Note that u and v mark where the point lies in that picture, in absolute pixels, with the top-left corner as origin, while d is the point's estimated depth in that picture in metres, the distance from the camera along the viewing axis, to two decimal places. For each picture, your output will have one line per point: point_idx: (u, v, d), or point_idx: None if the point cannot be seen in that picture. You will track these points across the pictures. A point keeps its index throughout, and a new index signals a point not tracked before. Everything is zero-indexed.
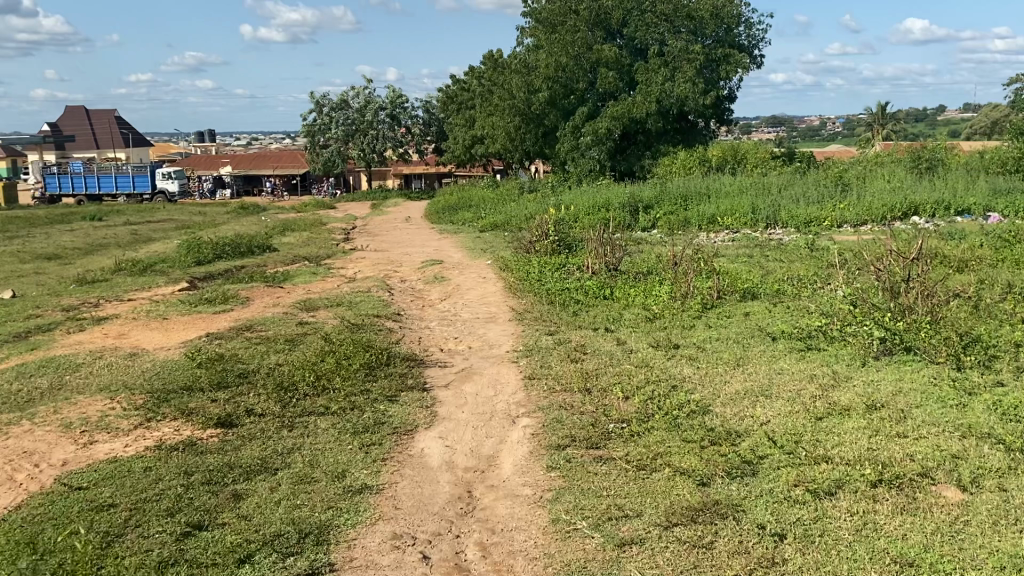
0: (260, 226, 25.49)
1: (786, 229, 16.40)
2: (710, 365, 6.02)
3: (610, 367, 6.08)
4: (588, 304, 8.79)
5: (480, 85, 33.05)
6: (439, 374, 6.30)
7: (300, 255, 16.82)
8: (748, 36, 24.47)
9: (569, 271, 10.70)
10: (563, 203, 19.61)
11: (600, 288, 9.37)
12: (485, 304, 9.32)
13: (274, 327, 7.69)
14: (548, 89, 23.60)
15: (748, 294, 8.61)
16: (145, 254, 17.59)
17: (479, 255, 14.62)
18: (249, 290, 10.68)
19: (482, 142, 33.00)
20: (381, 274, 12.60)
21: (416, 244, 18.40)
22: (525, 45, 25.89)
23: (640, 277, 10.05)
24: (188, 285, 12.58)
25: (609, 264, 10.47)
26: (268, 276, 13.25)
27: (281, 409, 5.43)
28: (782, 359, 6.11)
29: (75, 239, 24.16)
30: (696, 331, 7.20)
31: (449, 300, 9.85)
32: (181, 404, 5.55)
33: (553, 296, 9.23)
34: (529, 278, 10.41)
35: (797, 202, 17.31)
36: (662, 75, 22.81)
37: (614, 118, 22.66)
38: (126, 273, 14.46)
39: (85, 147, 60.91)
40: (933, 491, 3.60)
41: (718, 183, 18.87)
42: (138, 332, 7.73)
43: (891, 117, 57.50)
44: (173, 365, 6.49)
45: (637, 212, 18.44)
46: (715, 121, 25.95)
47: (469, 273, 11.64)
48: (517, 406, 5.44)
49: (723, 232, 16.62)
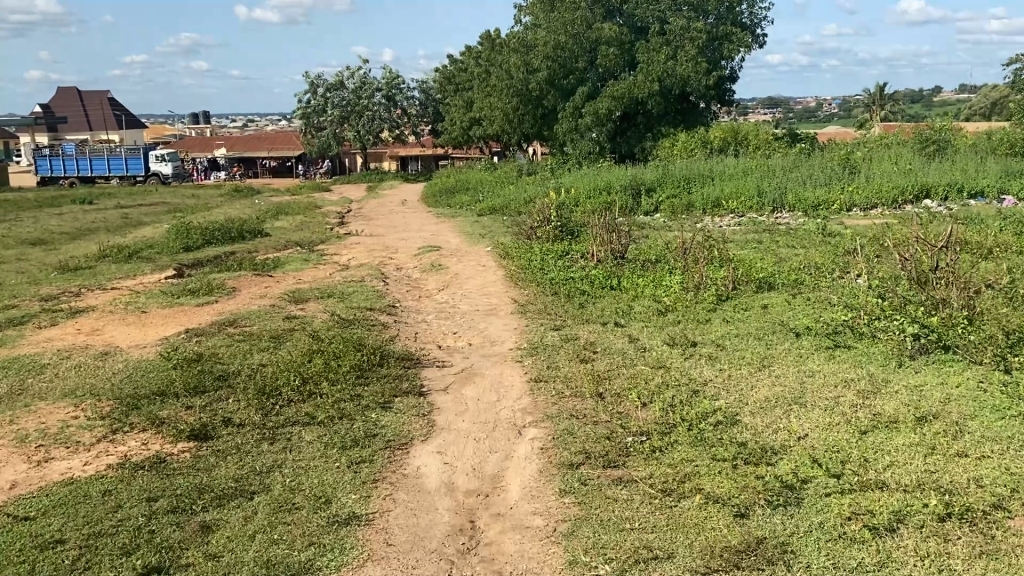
0: (253, 210, 24.90)
1: (794, 213, 15.88)
2: (733, 366, 5.51)
3: (622, 368, 5.55)
4: (594, 295, 8.27)
5: (477, 65, 32.40)
6: (437, 376, 5.77)
7: (292, 240, 16.27)
8: (751, 14, 23.91)
9: (573, 259, 10.18)
10: (562, 186, 19.07)
11: (606, 278, 8.85)
12: (485, 295, 8.79)
13: (260, 322, 7.16)
14: (546, 68, 23.00)
15: (764, 283, 8.10)
16: (132, 239, 17.02)
17: (477, 240, 14.08)
18: (237, 279, 10.13)
19: (479, 123, 32.35)
20: (376, 261, 12.07)
21: (412, 229, 17.84)
22: (524, 24, 25.23)
23: (648, 265, 9.53)
24: (174, 273, 12.03)
25: (615, 251, 9.96)
26: (258, 263, 12.71)
27: (262, 419, 4.91)
28: (811, 359, 5.60)
29: (62, 223, 23.54)
30: (713, 326, 6.69)
31: (446, 291, 9.31)
32: (151, 412, 5.02)
33: (557, 287, 8.72)
34: (530, 267, 9.88)
35: (804, 185, 16.80)
36: (664, 54, 22.13)
37: (614, 98, 22.06)
38: (110, 260, 13.90)
39: (77, 129, 60.06)
40: (1011, 529, 3.14)
41: (722, 166, 18.34)
42: (112, 327, 7.19)
43: (890, 97, 56.91)
44: (146, 366, 5.96)
45: (639, 195, 17.89)
46: (717, 102, 25.36)
47: (467, 261, 11.10)
48: (522, 414, 4.91)
49: (729, 217, 16.10)
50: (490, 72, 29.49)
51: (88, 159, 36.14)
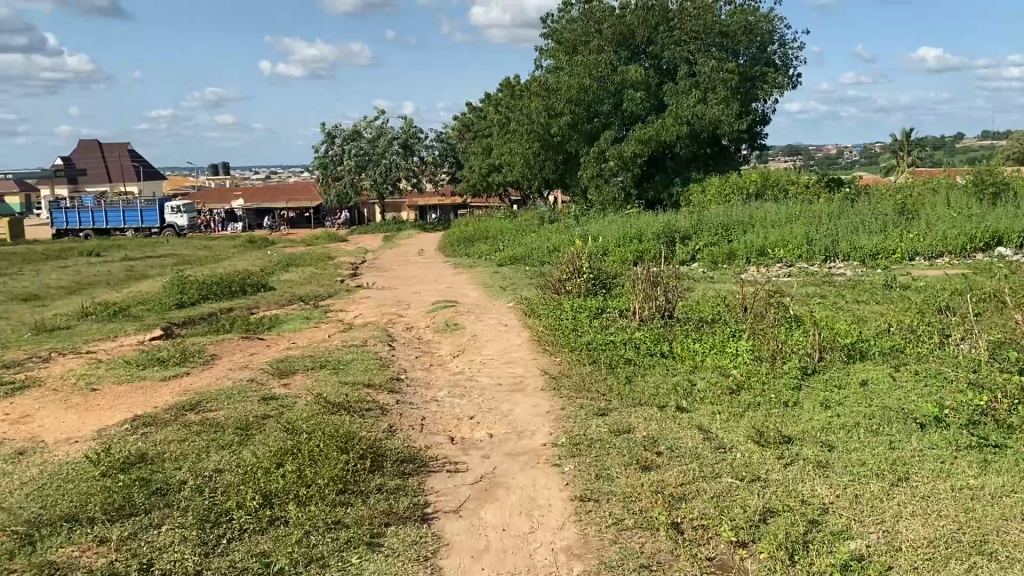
0: (263, 261, 23.69)
1: (850, 262, 14.33)
2: (855, 481, 4.02)
3: (702, 483, 4.09)
4: (643, 364, 6.81)
5: (497, 112, 31.35)
6: (448, 488, 4.34)
7: (297, 295, 14.97)
8: (783, 54, 22.72)
9: (610, 318, 8.70)
10: (590, 233, 17.69)
11: (657, 342, 7.40)
12: (509, 364, 7.30)
13: (229, 406, 5.73)
14: (570, 113, 21.50)
15: (854, 353, 6.64)
16: (128, 295, 15.78)
17: (499, 293, 12.72)
18: (220, 343, 8.72)
19: (500, 170, 31.23)
20: (384, 320, 10.68)
21: (429, 281, 16.49)
22: (545, 67, 24.13)
23: (702, 326, 8.06)
24: (161, 335, 10.71)
25: (661, 309, 8.50)
26: (254, 323, 11.35)
27: (197, 567, 3.44)
28: (963, 470, 4.09)
29: (63, 277, 22.36)
30: (809, 417, 5.22)
31: (462, 357, 7.83)
32: (44, 555, 3.58)
33: (595, 353, 7.24)
34: (561, 327, 8.40)
35: (855, 232, 15.32)
36: (693, 97, 20.69)
37: (641, 142, 20.62)
38: (94, 319, 12.58)
39: (98, 181, 59.97)
40: None
41: (763, 212, 16.89)
42: (46, 414, 5.75)
43: (915, 143, 56.07)
44: (64, 471, 4.52)
45: (674, 243, 16.46)
46: (748, 146, 24.08)
47: (487, 319, 9.64)
48: (570, 558, 3.47)
49: (776, 267, 14.60)
50: (509, 118, 28.42)
51: (103, 212, 35.31)
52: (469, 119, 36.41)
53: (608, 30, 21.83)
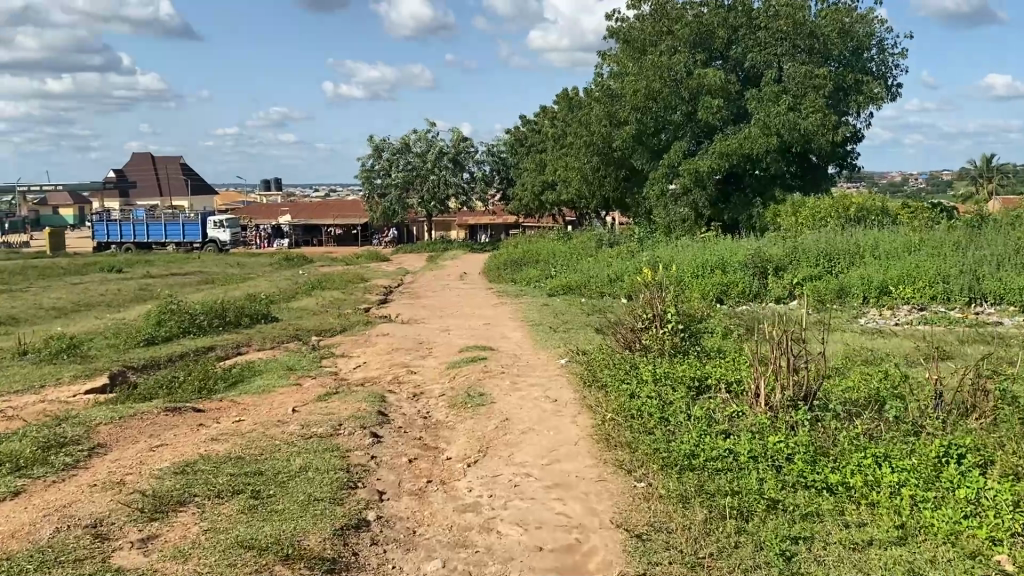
0: (290, 283, 21.11)
1: (1002, 309, 10.98)
2: None
3: None
4: (806, 521, 3.72)
5: (552, 126, 28.42)
6: None
7: (302, 330, 12.13)
8: (881, 61, 19.05)
9: (713, 402, 5.55)
10: (660, 260, 14.60)
11: (817, 461, 4.31)
12: (557, 496, 4.23)
13: None
14: (635, 122, 18.73)
15: None
16: (104, 324, 13.08)
17: (548, 338, 9.73)
18: (129, 419, 5.82)
19: (554, 188, 28.39)
20: (389, 380, 7.78)
21: (464, 315, 13.58)
22: (607, 72, 21.12)
23: (879, 425, 4.86)
24: (92, 392, 7.90)
25: (800, 391, 5.28)
26: (221, 373, 8.50)
27: None
28: None
29: (64, 296, 19.95)
30: None
31: (482, 468, 4.80)
32: None
33: (707, 483, 4.13)
34: (638, 415, 5.33)
35: (1003, 268, 11.88)
36: (784, 104, 17.08)
37: (721, 154, 17.39)
38: (35, 359, 9.88)
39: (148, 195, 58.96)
40: None
41: (877, 238, 13.52)
42: None
43: (997, 170, 52.36)
44: None
45: (766, 276, 13.26)
46: (838, 163, 20.80)
47: (527, 390, 6.60)
48: None
49: (903, 311, 11.35)
50: (566, 131, 25.59)
51: (140, 226, 33.32)
52: (523, 133, 33.65)
53: (682, 30, 18.30)
